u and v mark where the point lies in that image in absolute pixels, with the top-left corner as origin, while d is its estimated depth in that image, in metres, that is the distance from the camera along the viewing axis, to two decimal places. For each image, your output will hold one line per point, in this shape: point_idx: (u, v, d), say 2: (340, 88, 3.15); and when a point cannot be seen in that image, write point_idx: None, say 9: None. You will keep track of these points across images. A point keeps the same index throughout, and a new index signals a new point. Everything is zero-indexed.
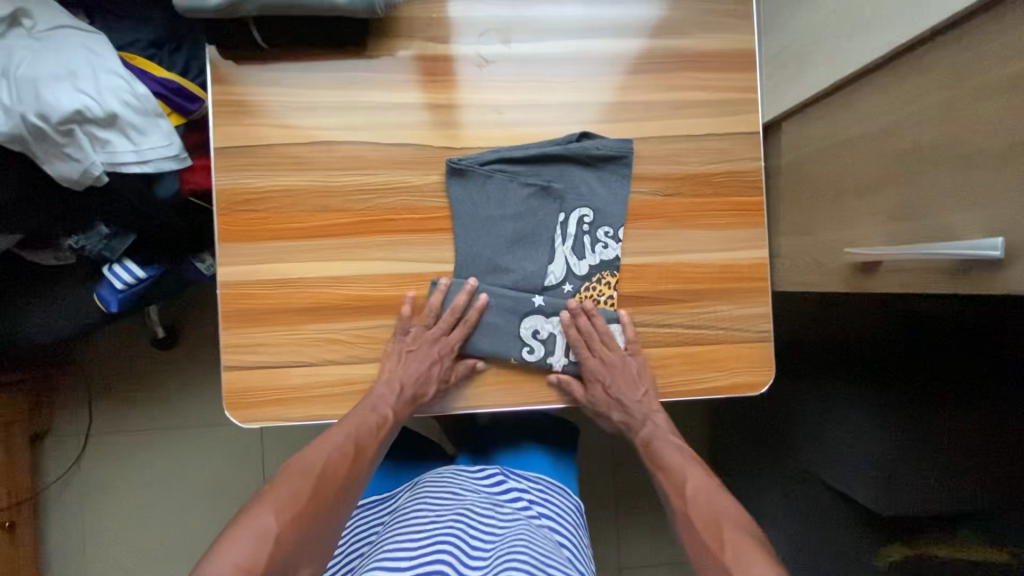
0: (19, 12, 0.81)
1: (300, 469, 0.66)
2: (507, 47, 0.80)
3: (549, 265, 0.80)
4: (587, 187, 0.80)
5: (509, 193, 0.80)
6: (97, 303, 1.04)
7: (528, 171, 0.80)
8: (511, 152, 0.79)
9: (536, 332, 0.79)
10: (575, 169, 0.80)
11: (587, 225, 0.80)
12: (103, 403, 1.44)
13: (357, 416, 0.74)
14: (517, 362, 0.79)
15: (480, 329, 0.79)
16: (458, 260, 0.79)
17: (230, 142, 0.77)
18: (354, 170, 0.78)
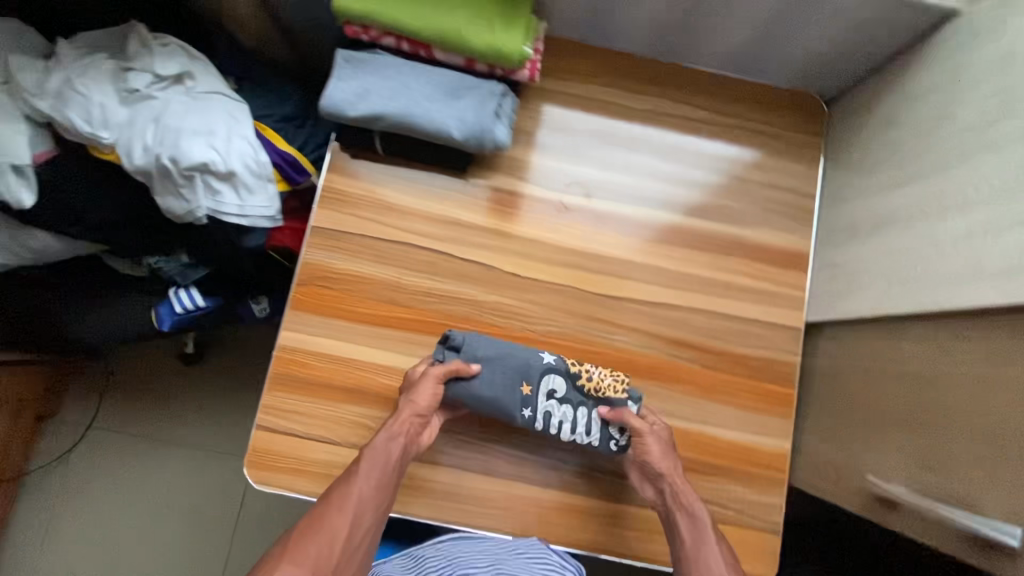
0: (185, 73, 0.92)
1: (320, 534, 0.67)
2: (587, 199, 0.89)
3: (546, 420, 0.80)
4: (577, 405, 0.80)
5: (500, 376, 0.79)
6: (149, 318, 1.11)
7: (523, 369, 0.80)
8: (506, 348, 0.81)
9: (551, 418, 0.79)
10: (570, 387, 0.80)
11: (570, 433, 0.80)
12: (114, 400, 1.47)
13: (371, 471, 0.73)
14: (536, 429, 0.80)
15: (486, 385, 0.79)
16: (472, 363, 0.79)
17: (326, 224, 0.85)
18: (427, 273, 0.85)
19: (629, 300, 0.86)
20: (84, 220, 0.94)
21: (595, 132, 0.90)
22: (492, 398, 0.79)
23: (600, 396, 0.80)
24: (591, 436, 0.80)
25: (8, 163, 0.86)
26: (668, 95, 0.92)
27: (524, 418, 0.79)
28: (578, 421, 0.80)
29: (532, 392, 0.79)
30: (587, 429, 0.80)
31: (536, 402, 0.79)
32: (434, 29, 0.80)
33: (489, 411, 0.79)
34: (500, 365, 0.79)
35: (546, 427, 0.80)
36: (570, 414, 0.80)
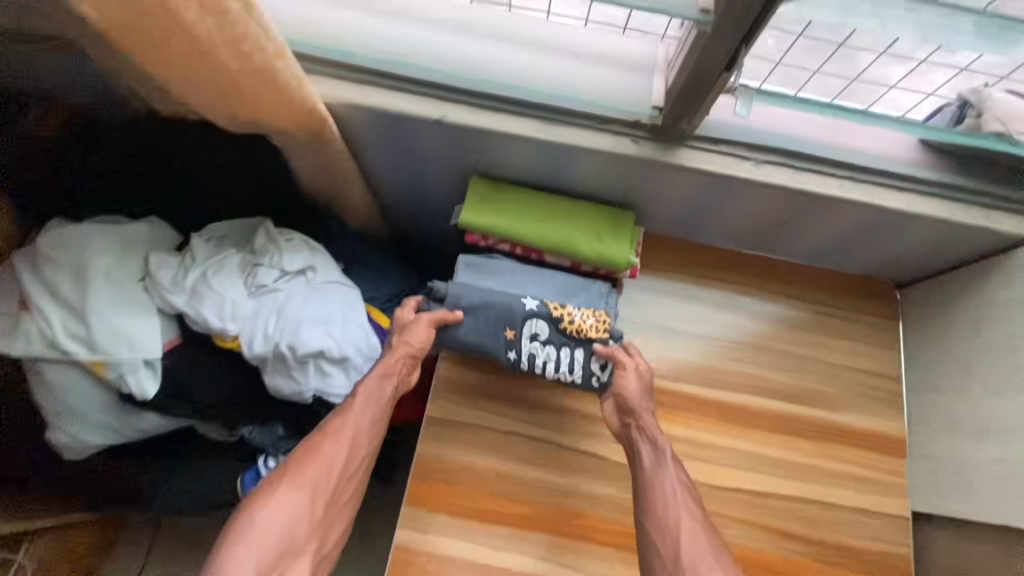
0: (308, 267, 1.00)
1: (319, 463, 0.76)
2: (685, 383, 0.93)
3: (534, 356, 0.85)
4: (559, 342, 0.86)
5: (484, 322, 0.85)
6: (235, 487, 1.11)
7: (505, 314, 0.85)
8: (486, 295, 0.86)
9: (535, 357, 0.85)
10: (551, 333, 0.85)
11: (557, 369, 0.85)
12: (160, 555, 1.42)
13: (362, 413, 0.81)
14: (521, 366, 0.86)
15: (472, 324, 0.86)
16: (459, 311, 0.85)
17: (443, 416, 0.89)
18: (538, 464, 0.87)
19: (737, 489, 0.88)
20: (197, 403, 0.97)
21: (690, 320, 0.96)
22: (476, 342, 0.86)
23: (583, 336, 0.85)
24: (576, 374, 0.85)
25: (142, 359, 0.89)
26: (750, 283, 0.99)
27: (510, 359, 0.85)
28: (561, 362, 0.85)
29: (515, 335, 0.85)
30: (569, 367, 0.85)
31: (520, 344, 0.85)
32: (548, 240, 0.88)
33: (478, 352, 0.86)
34: (485, 310, 0.85)
35: (531, 368, 0.85)
36: (554, 356, 0.85)
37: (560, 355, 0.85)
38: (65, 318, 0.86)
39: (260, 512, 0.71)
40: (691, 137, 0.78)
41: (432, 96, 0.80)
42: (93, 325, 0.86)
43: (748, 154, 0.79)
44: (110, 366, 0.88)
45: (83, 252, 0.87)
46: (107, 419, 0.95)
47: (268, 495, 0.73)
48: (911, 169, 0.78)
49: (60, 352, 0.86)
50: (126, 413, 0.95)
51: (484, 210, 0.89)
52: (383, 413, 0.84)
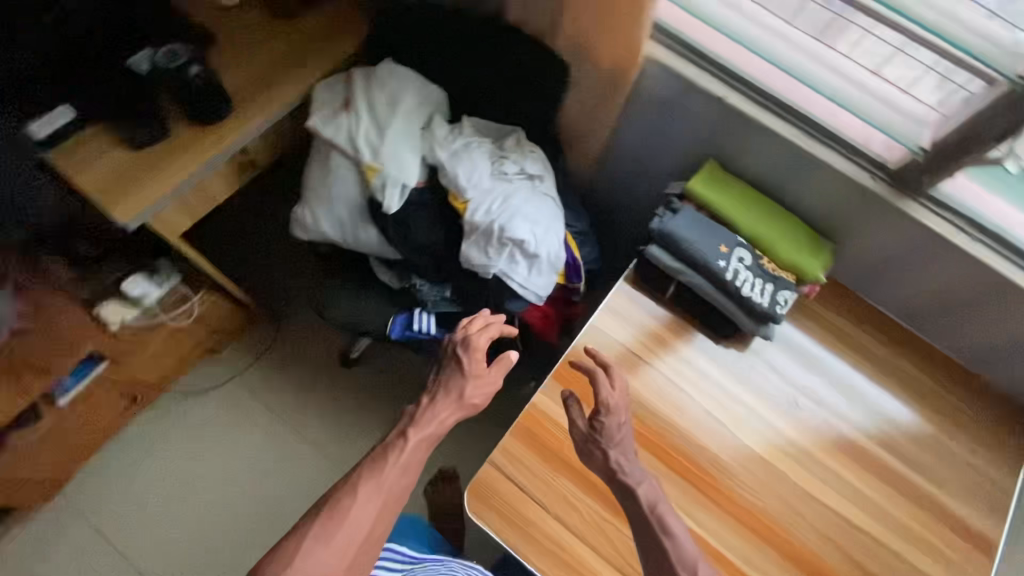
0: (538, 176, 1.19)
1: (351, 517, 0.87)
2: (815, 402, 1.02)
3: (738, 274, 0.98)
4: (759, 272, 0.99)
5: (703, 233, 1.00)
6: (385, 323, 1.30)
7: (723, 235, 1.01)
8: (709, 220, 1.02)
9: (737, 274, 0.98)
10: (754, 264, 0.99)
11: (753, 292, 0.97)
12: (269, 361, 1.67)
13: (396, 464, 0.94)
14: (723, 279, 0.98)
15: (694, 228, 1.00)
16: (688, 215, 1.02)
17: (603, 328, 1.03)
18: (666, 403, 0.99)
19: (830, 508, 0.96)
20: (411, 237, 1.17)
21: (835, 355, 1.06)
22: (693, 243, 0.99)
23: (776, 276, 1.00)
24: (765, 300, 0.97)
25: (402, 181, 1.10)
26: (901, 352, 1.07)
27: (718, 267, 0.98)
28: (756, 288, 0.98)
29: (727, 251, 0.99)
30: (761, 294, 0.98)
31: (730, 258, 0.98)
32: (752, 231, 1.03)
33: (691, 253, 0.99)
34: (706, 225, 1.01)
35: (732, 282, 0.97)
36: (753, 279, 0.98)
37: (756, 281, 0.98)
38: (369, 128, 1.10)
39: (312, 545, 0.84)
40: (924, 194, 0.92)
41: (724, 82, 1.00)
42: (386, 142, 1.09)
43: (969, 229, 0.92)
44: (379, 175, 1.10)
45: (401, 91, 1.13)
46: (344, 216, 1.16)
47: (313, 529, 0.85)
48: None
49: (352, 149, 1.10)
50: (359, 219, 1.16)
51: (709, 186, 1.05)
52: (418, 456, 0.97)
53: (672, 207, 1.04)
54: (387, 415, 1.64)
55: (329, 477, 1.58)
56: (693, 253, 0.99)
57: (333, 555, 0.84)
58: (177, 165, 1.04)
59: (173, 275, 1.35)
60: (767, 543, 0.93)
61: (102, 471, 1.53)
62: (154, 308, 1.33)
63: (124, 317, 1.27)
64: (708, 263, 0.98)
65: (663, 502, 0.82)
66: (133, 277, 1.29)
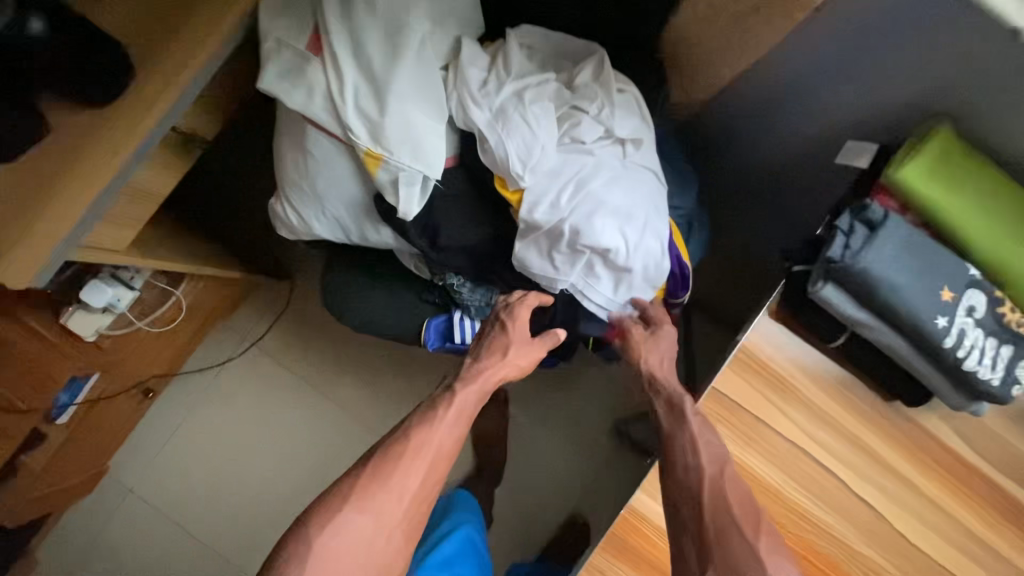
0: (633, 139, 0.76)
1: (389, 479, 0.69)
2: (1020, 487, 0.73)
3: (963, 336, 0.62)
4: (994, 327, 0.63)
5: (916, 267, 0.62)
6: (417, 328, 1.01)
7: (945, 267, 0.62)
8: (925, 239, 0.63)
9: (961, 335, 0.62)
10: (988, 316, 0.63)
11: (981, 363, 0.62)
12: (287, 328, 1.45)
13: (436, 428, 0.74)
14: (937, 344, 0.62)
15: (901, 258, 0.62)
16: (894, 234, 0.62)
17: (730, 392, 0.72)
18: (813, 496, 0.72)
19: None
20: (443, 242, 0.81)
21: None
22: (897, 285, 0.61)
23: (1019, 333, 0.63)
24: (996, 375, 0.63)
25: (421, 173, 0.70)
26: None
27: (933, 326, 0.62)
28: (987, 355, 0.62)
29: (951, 299, 0.62)
30: (992, 365, 0.63)
31: (954, 311, 0.62)
32: (990, 254, 0.64)
33: (890, 301, 0.62)
34: (921, 252, 0.62)
35: (950, 348, 0.62)
36: (985, 342, 0.62)
37: (988, 345, 0.62)
38: (358, 83, 0.66)
39: (339, 526, 0.66)
40: None
41: None
42: (389, 111, 0.66)
43: None
44: (385, 166, 0.69)
45: (404, 11, 0.67)
46: (343, 216, 0.79)
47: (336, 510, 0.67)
48: None
49: (337, 126, 0.68)
50: (366, 220, 0.79)
51: (932, 174, 0.63)
52: (464, 422, 0.76)
53: (866, 217, 0.63)
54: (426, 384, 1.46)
55: None
56: (895, 301, 0.62)
57: (359, 544, 0.66)
58: (67, 197, 0.65)
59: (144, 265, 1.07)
60: None
61: (135, 452, 1.43)
62: (128, 313, 1.06)
63: (99, 326, 1.01)
64: (917, 324, 0.62)
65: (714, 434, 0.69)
66: (90, 283, 0.98)
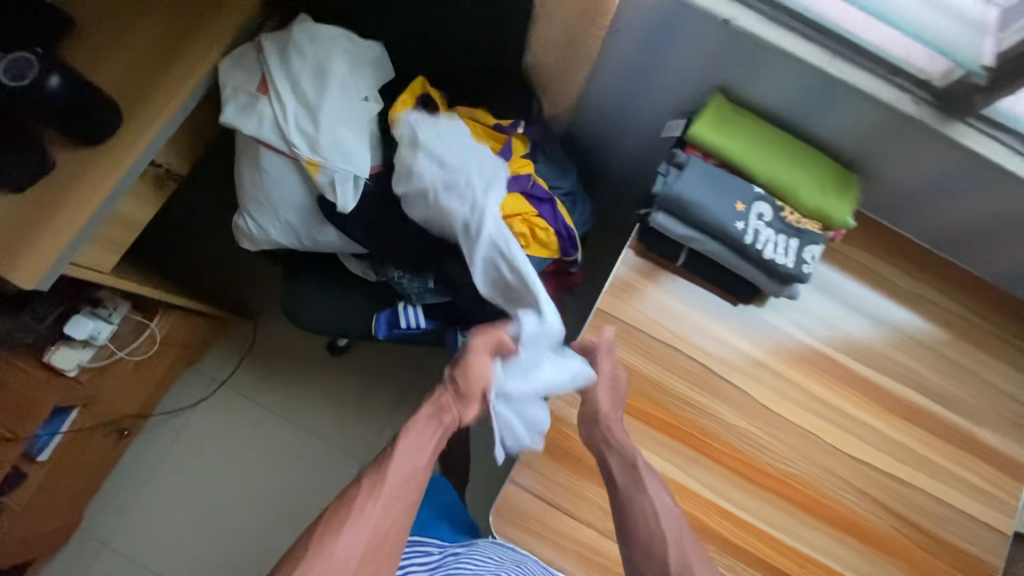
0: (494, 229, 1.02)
1: (350, 518, 0.68)
2: (844, 354, 0.95)
3: (759, 235, 0.85)
4: (782, 228, 0.86)
5: (716, 191, 0.86)
6: (369, 323, 1.17)
7: (737, 189, 0.87)
8: (720, 172, 0.87)
9: (757, 234, 0.85)
10: (776, 220, 0.86)
11: (777, 253, 0.85)
12: (254, 362, 1.57)
13: (405, 468, 0.73)
14: (741, 243, 0.85)
15: (704, 186, 0.86)
16: (696, 170, 0.87)
17: (613, 311, 0.93)
18: (688, 383, 0.92)
19: (864, 463, 0.92)
20: (376, 235, 1.00)
21: (864, 298, 0.96)
22: (706, 204, 0.85)
23: (801, 229, 0.87)
24: (790, 260, 0.85)
25: (353, 174, 0.91)
26: (933, 285, 0.98)
27: (736, 230, 0.85)
28: (779, 247, 0.85)
29: (744, 209, 0.85)
30: (785, 253, 0.85)
31: (748, 218, 0.85)
32: (769, 178, 0.88)
33: (703, 216, 0.85)
34: (717, 180, 0.86)
35: (751, 244, 0.85)
36: (776, 238, 0.86)
37: (779, 240, 0.86)
38: (296, 111, 0.89)
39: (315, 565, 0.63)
40: (973, 116, 0.77)
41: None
42: (322, 128, 0.89)
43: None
44: (323, 170, 0.91)
45: (327, 56, 0.90)
46: (293, 221, 0.98)
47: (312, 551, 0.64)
48: None
49: (283, 144, 0.90)
50: (313, 221, 0.99)
51: (717, 128, 0.89)
52: (424, 467, 0.74)
53: (676, 160, 0.88)
54: (389, 396, 1.58)
55: (345, 466, 1.54)
56: (706, 216, 0.85)
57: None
58: (66, 214, 0.83)
59: (121, 304, 1.21)
60: (804, 510, 0.90)
61: (112, 503, 1.48)
62: (107, 345, 1.19)
63: (80, 360, 1.13)
64: (724, 230, 0.85)
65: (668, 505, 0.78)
66: (74, 318, 1.12)
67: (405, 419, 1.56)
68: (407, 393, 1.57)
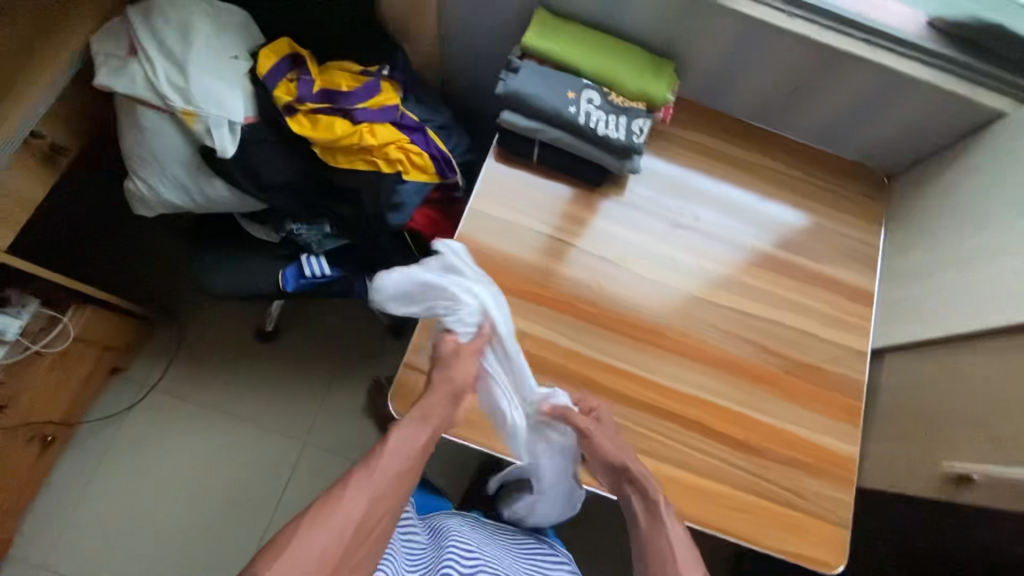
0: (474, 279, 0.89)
1: (332, 517, 0.65)
2: (695, 220, 1.07)
3: (590, 116, 0.98)
4: (610, 109, 0.99)
5: (549, 84, 0.99)
6: (275, 279, 1.22)
7: (568, 82, 1.00)
8: (552, 70, 1.00)
9: (588, 115, 0.98)
10: (604, 103, 1.00)
11: (609, 129, 0.98)
12: (184, 362, 1.58)
13: (391, 460, 0.72)
14: (576, 123, 0.97)
15: (538, 80, 0.99)
16: (530, 70, 0.99)
17: (484, 209, 1.02)
18: (561, 261, 1.01)
19: (728, 308, 1.02)
20: (263, 180, 1.08)
21: (705, 172, 1.10)
22: (540, 95, 0.97)
23: (627, 108, 1.00)
24: (621, 133, 0.98)
25: (227, 119, 1.01)
26: (761, 153, 1.12)
27: (569, 113, 0.97)
28: (610, 124, 0.98)
29: (574, 96, 0.98)
30: (616, 128, 0.98)
31: (579, 102, 0.98)
32: (595, 70, 1.02)
33: (540, 105, 0.97)
34: (549, 76, 0.99)
35: (585, 123, 0.97)
36: (606, 116, 0.99)
37: (609, 118, 0.99)
38: (166, 67, 1.00)
39: (296, 548, 0.62)
40: None
41: None
42: (191, 78, 1.00)
43: (783, 6, 0.95)
44: (198, 119, 1.01)
45: (192, 21, 1.02)
46: (180, 175, 1.07)
47: (293, 536, 0.63)
48: (919, 41, 0.95)
49: (157, 98, 1.00)
50: (199, 175, 1.08)
51: (544, 34, 1.02)
52: (411, 464, 0.74)
53: (512, 66, 1.01)
54: (324, 375, 1.61)
55: (287, 449, 1.54)
56: (542, 105, 0.97)
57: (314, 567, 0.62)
58: None
59: (30, 300, 1.23)
60: (680, 355, 0.99)
61: (39, 525, 1.43)
62: (20, 340, 1.22)
63: None
64: (560, 114, 0.97)
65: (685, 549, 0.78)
66: None
67: (342, 393, 1.59)
68: (342, 369, 1.61)
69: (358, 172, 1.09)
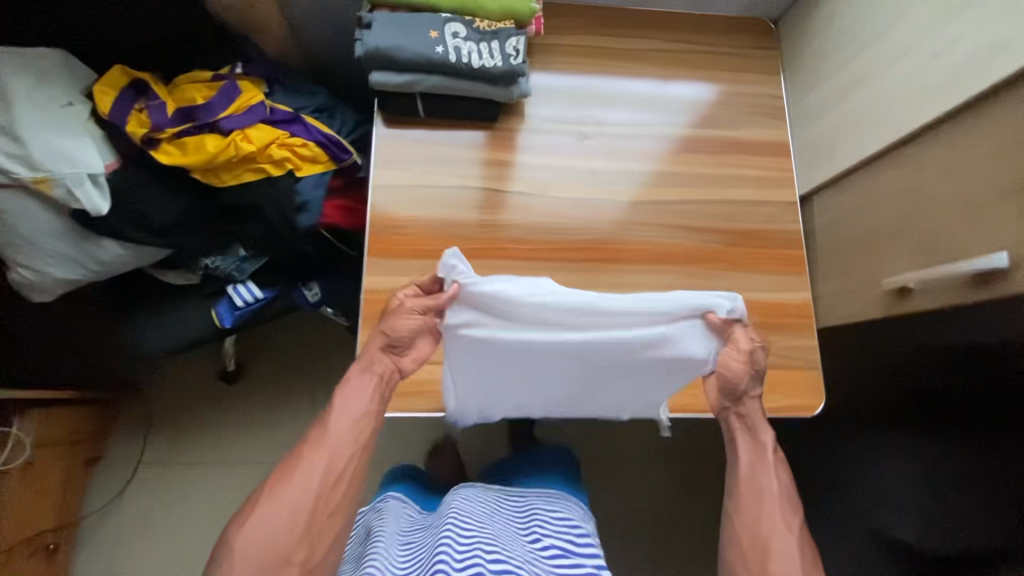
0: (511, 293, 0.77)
1: (299, 475, 0.71)
2: (600, 124, 1.04)
3: (461, 50, 0.92)
4: (479, 36, 0.94)
5: (408, 30, 0.92)
6: (211, 318, 1.17)
7: (427, 22, 0.93)
8: (407, 14, 0.93)
9: (459, 50, 0.92)
10: (472, 32, 0.94)
11: (485, 58, 0.93)
12: (159, 430, 1.53)
13: (344, 418, 0.76)
14: (449, 62, 0.92)
15: (395, 30, 0.92)
16: (384, 21, 0.92)
17: (388, 181, 0.98)
18: (483, 208, 0.98)
19: (658, 201, 1.02)
20: (153, 226, 1.01)
21: (596, 72, 1.06)
22: (402, 44, 0.91)
23: (496, 31, 0.95)
24: (498, 60, 0.93)
25: (86, 173, 0.93)
26: (644, 36, 1.09)
27: (438, 54, 0.91)
28: (484, 53, 0.93)
29: (438, 35, 0.92)
30: (491, 55, 0.93)
31: (444, 40, 0.92)
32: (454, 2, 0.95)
33: (406, 55, 0.91)
34: (405, 22, 0.93)
35: (458, 60, 0.92)
36: (477, 46, 0.93)
37: (481, 47, 0.93)
38: None
39: (262, 511, 0.69)
40: None
41: None
42: (30, 143, 0.90)
43: None
44: (55, 183, 0.92)
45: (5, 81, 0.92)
46: (64, 248, 1.00)
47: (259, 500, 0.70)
48: None
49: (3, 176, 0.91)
50: (83, 241, 1.01)
51: None
52: (366, 420, 0.77)
53: (364, 23, 0.93)
54: (304, 392, 1.58)
55: None
56: (408, 54, 0.91)
57: (288, 523, 0.68)
58: None
59: None
60: (624, 262, 0.99)
61: None
62: None
63: None
64: (429, 58, 0.91)
65: (789, 509, 0.78)
66: None
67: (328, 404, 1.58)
68: (318, 381, 1.59)
69: (249, 185, 1.02)
